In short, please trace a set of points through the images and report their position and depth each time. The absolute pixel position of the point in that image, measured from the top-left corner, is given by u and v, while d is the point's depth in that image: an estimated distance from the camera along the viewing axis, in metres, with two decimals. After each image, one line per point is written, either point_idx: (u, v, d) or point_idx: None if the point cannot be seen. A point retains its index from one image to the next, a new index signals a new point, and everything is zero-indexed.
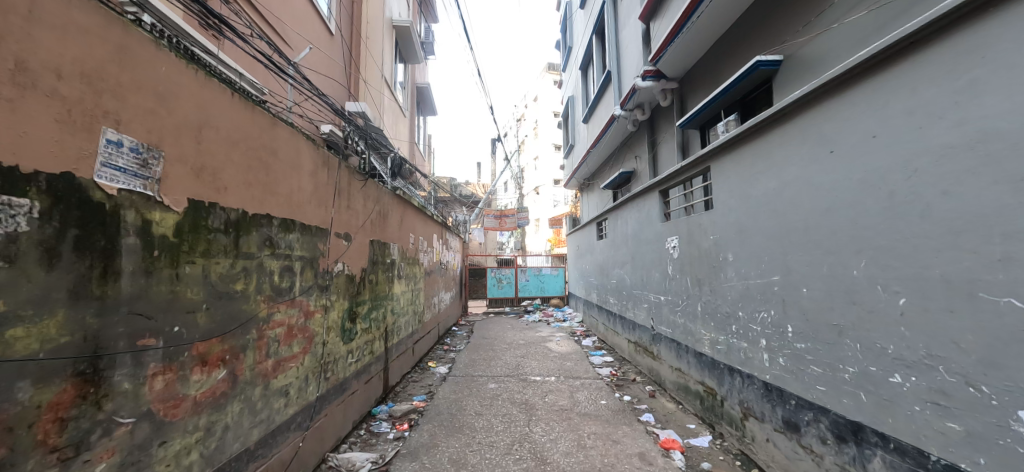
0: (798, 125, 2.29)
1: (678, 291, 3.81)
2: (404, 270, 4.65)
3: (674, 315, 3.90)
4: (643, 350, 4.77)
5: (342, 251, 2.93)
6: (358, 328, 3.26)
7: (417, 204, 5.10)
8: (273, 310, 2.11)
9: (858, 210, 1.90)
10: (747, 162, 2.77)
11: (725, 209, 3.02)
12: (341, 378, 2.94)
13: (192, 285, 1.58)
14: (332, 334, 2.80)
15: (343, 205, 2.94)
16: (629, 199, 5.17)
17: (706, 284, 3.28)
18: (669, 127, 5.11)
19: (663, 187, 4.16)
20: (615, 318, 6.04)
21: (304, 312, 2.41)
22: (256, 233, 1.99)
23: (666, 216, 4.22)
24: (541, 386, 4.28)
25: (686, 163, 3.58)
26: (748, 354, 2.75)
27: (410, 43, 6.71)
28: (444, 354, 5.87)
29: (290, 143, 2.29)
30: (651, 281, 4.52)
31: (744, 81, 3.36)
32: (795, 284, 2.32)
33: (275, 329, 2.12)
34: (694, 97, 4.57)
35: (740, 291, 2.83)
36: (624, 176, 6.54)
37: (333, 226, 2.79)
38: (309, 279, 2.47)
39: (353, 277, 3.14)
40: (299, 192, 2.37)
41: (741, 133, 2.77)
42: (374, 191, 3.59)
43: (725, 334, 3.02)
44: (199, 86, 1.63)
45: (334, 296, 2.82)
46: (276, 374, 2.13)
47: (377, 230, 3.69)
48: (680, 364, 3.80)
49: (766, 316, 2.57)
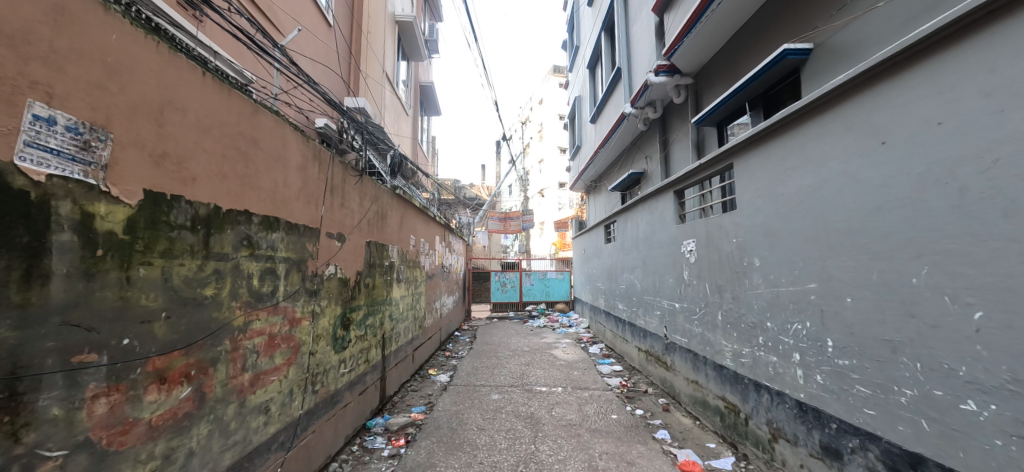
0: (839, 114, 2.04)
1: (695, 298, 3.53)
2: (404, 274, 4.42)
3: (690, 324, 3.62)
4: (655, 360, 4.51)
5: (334, 253, 2.71)
6: (352, 336, 3.03)
7: (418, 204, 4.88)
8: (251, 318, 1.89)
9: (917, 208, 1.64)
10: (776, 158, 2.52)
11: (751, 209, 2.76)
12: (331, 391, 2.70)
13: (148, 290, 1.36)
14: (322, 343, 2.57)
15: (336, 203, 2.72)
16: (640, 200, 4.92)
17: (728, 291, 3.02)
18: (683, 124, 4.86)
19: (678, 187, 3.91)
20: (623, 325, 5.78)
21: (289, 320, 2.19)
22: (232, 232, 1.76)
23: (681, 218, 3.95)
24: (547, 398, 4.01)
25: (706, 161, 3.32)
26: (778, 370, 2.48)
27: (413, 38, 6.54)
28: (446, 361, 5.63)
29: (274, 132, 2.07)
30: (664, 287, 4.24)
31: (768, 72, 3.12)
32: (836, 293, 2.05)
33: (253, 339, 1.89)
34: (710, 92, 4.32)
35: (769, 300, 2.56)
36: (634, 177, 6.30)
37: (324, 225, 2.56)
38: (294, 283, 2.25)
39: (347, 281, 2.92)
40: (284, 187, 2.14)
41: (770, 126, 2.51)
42: (370, 189, 3.37)
43: (750, 346, 2.75)
44: (162, 62, 1.43)
45: (325, 302, 2.59)
46: (253, 389, 1.90)
47: (374, 231, 3.47)
48: (697, 377, 3.53)
49: (800, 328, 2.30)
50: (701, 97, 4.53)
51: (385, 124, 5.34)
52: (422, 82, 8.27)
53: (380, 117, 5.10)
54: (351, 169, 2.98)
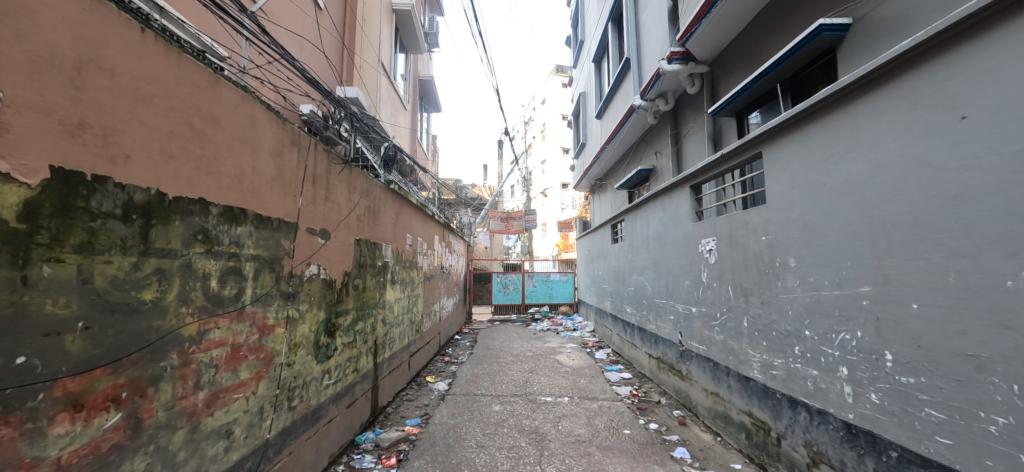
0: (897, 88, 1.74)
1: (715, 302, 3.22)
2: (399, 275, 4.11)
3: (709, 330, 3.30)
4: (667, 368, 4.20)
5: (316, 251, 2.41)
6: (337, 344, 2.73)
7: (414, 201, 4.57)
8: (207, 327, 1.60)
9: (1013, 193, 1.33)
10: (814, 144, 2.21)
11: (783, 203, 2.45)
12: (312, 407, 2.40)
13: (56, 294, 1.08)
14: (301, 352, 2.27)
15: (318, 196, 2.43)
16: (651, 197, 4.60)
17: (756, 294, 2.70)
18: (697, 116, 4.55)
19: (695, 182, 3.59)
20: (632, 330, 5.47)
21: (258, 328, 1.90)
22: (181, 224, 1.48)
23: (698, 215, 3.63)
24: (553, 409, 3.70)
25: (729, 151, 3.01)
26: (820, 386, 2.16)
27: (411, 29, 6.27)
28: (444, 367, 5.32)
29: (240, 110, 1.78)
30: (678, 290, 3.93)
31: (798, 52, 2.82)
32: (896, 298, 1.74)
33: (210, 350, 1.60)
34: (728, 80, 4.02)
35: (806, 305, 2.25)
36: (642, 174, 5.99)
37: (303, 220, 2.26)
38: (266, 285, 1.96)
39: (331, 282, 2.63)
40: (253, 174, 1.86)
41: (809, 107, 2.20)
42: (360, 182, 3.08)
43: (783, 357, 2.44)
44: (84, 10, 1.14)
45: (304, 307, 2.30)
46: (210, 410, 1.61)
47: (365, 227, 3.17)
48: (717, 389, 3.21)
49: (848, 339, 1.98)
50: (718, 86, 4.22)
51: (381, 116, 5.06)
52: (422, 76, 8.00)
53: (375, 109, 4.81)
54: (336, 158, 2.68)
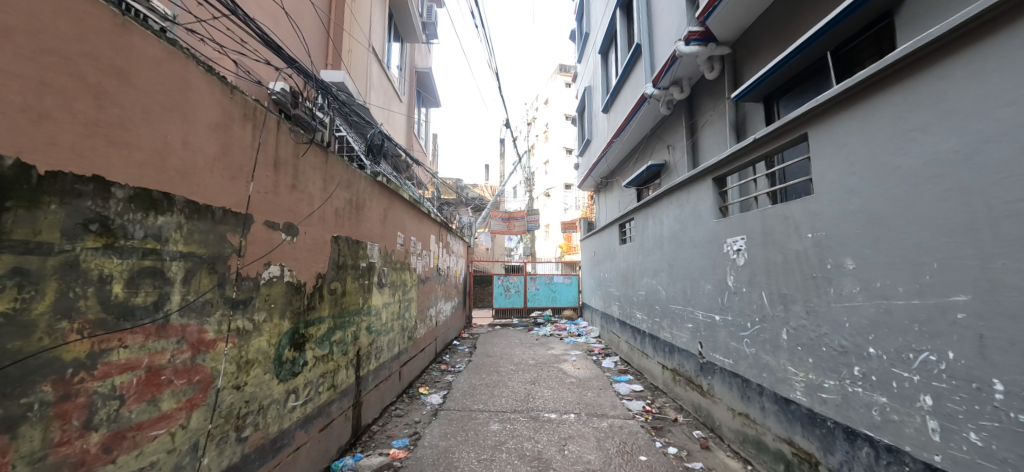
0: (1011, 37, 1.33)
1: (744, 310, 2.81)
2: (387, 278, 3.72)
3: (737, 342, 2.89)
4: (685, 381, 3.77)
5: (277, 249, 2.02)
6: (307, 358, 2.34)
7: (407, 196, 4.18)
8: (107, 346, 1.21)
9: None
10: (882, 119, 1.80)
11: (836, 193, 2.03)
12: (272, 435, 2.00)
13: None
14: (256, 371, 1.88)
15: (280, 183, 2.04)
16: (666, 193, 4.19)
17: (799, 302, 2.28)
18: (717, 104, 4.14)
19: (720, 173, 3.18)
20: (643, 338, 5.05)
21: (192, 344, 1.51)
22: (61, 209, 1.09)
23: (722, 211, 3.22)
24: (557, 429, 3.30)
25: (764, 136, 2.60)
26: (890, 417, 1.75)
27: (407, 15, 5.91)
28: (439, 377, 4.92)
29: (164, 69, 1.40)
30: (697, 295, 3.51)
31: (849, 18, 2.41)
32: (1011, 311, 1.32)
33: (110, 377, 1.22)
34: (754, 61, 3.61)
35: (871, 317, 1.84)
36: (653, 170, 5.59)
37: (259, 212, 1.87)
38: (203, 291, 1.56)
39: (299, 286, 2.23)
40: (183, 151, 1.47)
41: (877, 74, 1.79)
42: (338, 171, 2.69)
43: (836, 379, 2.03)
44: None
45: (261, 316, 1.91)
46: (109, 456, 1.22)
47: (344, 222, 2.78)
48: (747, 410, 2.79)
49: (933, 361, 1.57)
50: (741, 69, 3.81)
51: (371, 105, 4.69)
52: (419, 68, 7.63)
53: (364, 98, 4.44)
54: (307, 139, 2.30)
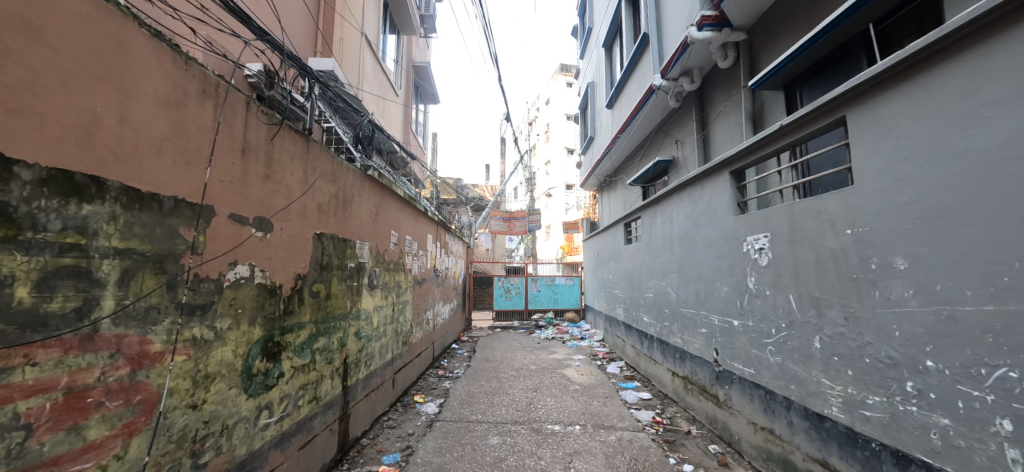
0: None
1: (768, 315, 2.56)
2: (379, 279, 3.47)
3: (760, 350, 2.63)
4: (699, 391, 3.51)
5: (244, 247, 1.77)
6: (284, 369, 2.09)
7: (401, 193, 3.94)
8: (5, 366, 0.96)
9: None
10: (944, 95, 1.54)
11: (883, 183, 1.78)
12: (239, 459, 1.76)
13: None
14: (219, 386, 1.64)
15: (248, 171, 1.79)
16: (676, 189, 3.94)
17: (836, 307, 2.03)
18: (731, 94, 3.89)
19: (738, 166, 2.93)
20: (650, 343, 4.79)
21: (132, 358, 1.27)
22: None
23: (741, 207, 2.96)
24: (562, 443, 3.05)
25: (792, 122, 2.34)
26: (953, 442, 1.50)
27: (403, 6, 5.68)
28: (437, 384, 4.67)
29: (92, 27, 1.15)
30: (713, 298, 3.26)
31: None
32: None
33: (9, 405, 0.96)
34: (773, 47, 3.36)
35: (929, 325, 1.59)
36: (661, 166, 5.34)
37: (219, 203, 1.62)
38: (147, 294, 1.32)
39: (274, 288, 1.99)
40: (118, 127, 1.22)
41: (940, 42, 1.53)
42: (322, 162, 2.45)
43: (884, 395, 1.77)
44: None
45: (224, 323, 1.66)
46: None
47: (329, 218, 2.54)
48: (771, 425, 2.53)
49: (1013, 378, 1.32)
50: (757, 56, 3.56)
51: (364, 97, 4.45)
52: (417, 62, 7.39)
53: (357, 89, 4.21)
54: (283, 124, 2.06)
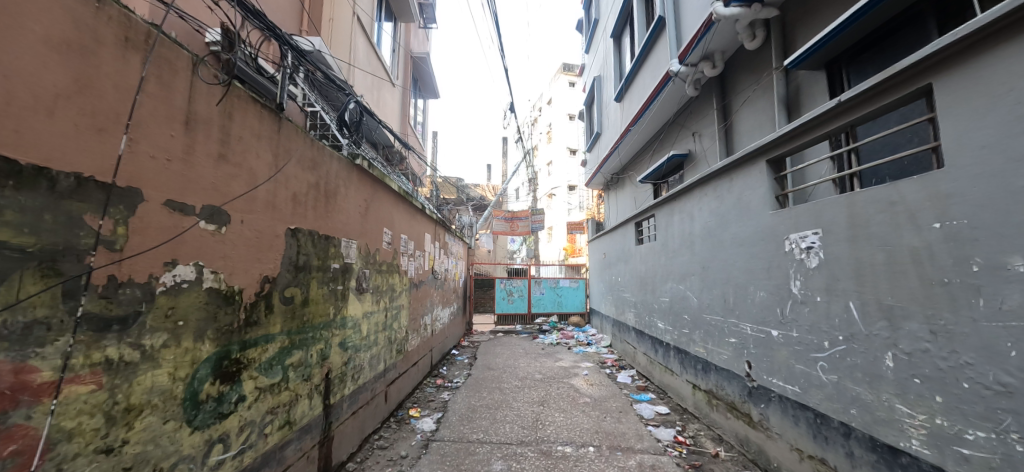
0: None
1: (819, 325, 2.18)
2: (370, 282, 3.11)
3: (807, 365, 2.26)
4: (726, 409, 3.12)
5: (188, 243, 1.41)
6: (245, 391, 1.73)
7: (396, 187, 3.59)
8: None
9: None
10: None
11: (993, 163, 1.41)
12: None
13: None
14: (149, 420, 1.28)
15: (193, 149, 1.43)
16: (699, 183, 3.57)
17: (918, 319, 1.66)
18: (759, 79, 3.53)
19: (775, 154, 2.56)
20: (666, 351, 4.41)
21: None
22: None
23: (779, 201, 2.58)
24: (574, 468, 2.68)
25: (850, 100, 1.97)
26: None
27: None
28: (434, 395, 4.31)
29: None
30: (745, 303, 2.88)
31: None
32: None
33: None
34: (810, 23, 3.01)
35: None
36: (676, 160, 4.98)
37: (148, 188, 1.26)
38: (24, 305, 0.96)
39: (231, 294, 1.63)
40: None
41: None
42: (298, 145, 2.10)
43: (994, 432, 1.40)
44: None
45: (157, 339, 1.30)
46: None
47: (306, 212, 2.18)
48: (823, 454, 2.16)
49: None
50: (791, 35, 3.21)
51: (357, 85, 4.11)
52: (416, 53, 7.06)
53: (348, 74, 3.86)
54: (246, 96, 1.71)
